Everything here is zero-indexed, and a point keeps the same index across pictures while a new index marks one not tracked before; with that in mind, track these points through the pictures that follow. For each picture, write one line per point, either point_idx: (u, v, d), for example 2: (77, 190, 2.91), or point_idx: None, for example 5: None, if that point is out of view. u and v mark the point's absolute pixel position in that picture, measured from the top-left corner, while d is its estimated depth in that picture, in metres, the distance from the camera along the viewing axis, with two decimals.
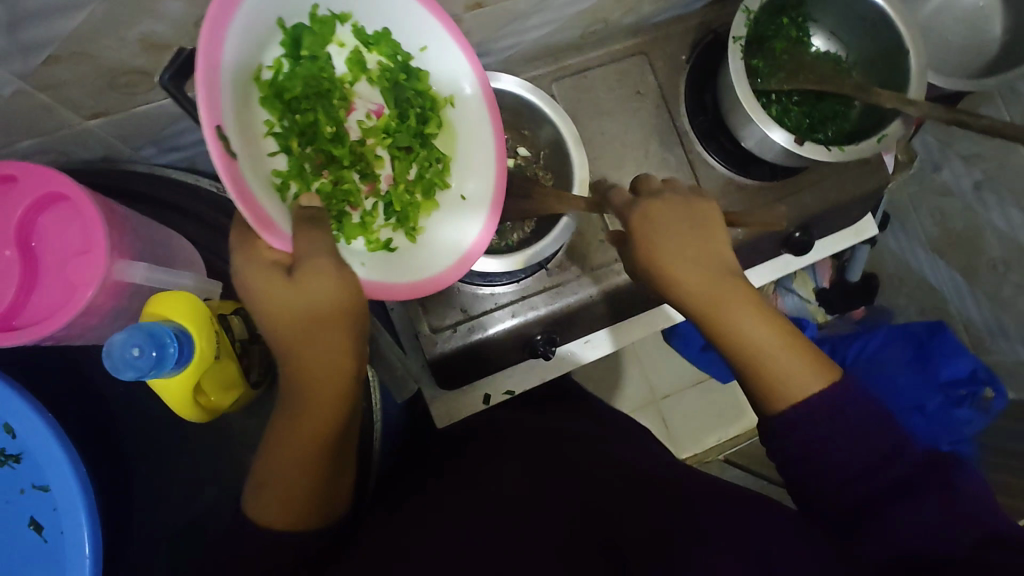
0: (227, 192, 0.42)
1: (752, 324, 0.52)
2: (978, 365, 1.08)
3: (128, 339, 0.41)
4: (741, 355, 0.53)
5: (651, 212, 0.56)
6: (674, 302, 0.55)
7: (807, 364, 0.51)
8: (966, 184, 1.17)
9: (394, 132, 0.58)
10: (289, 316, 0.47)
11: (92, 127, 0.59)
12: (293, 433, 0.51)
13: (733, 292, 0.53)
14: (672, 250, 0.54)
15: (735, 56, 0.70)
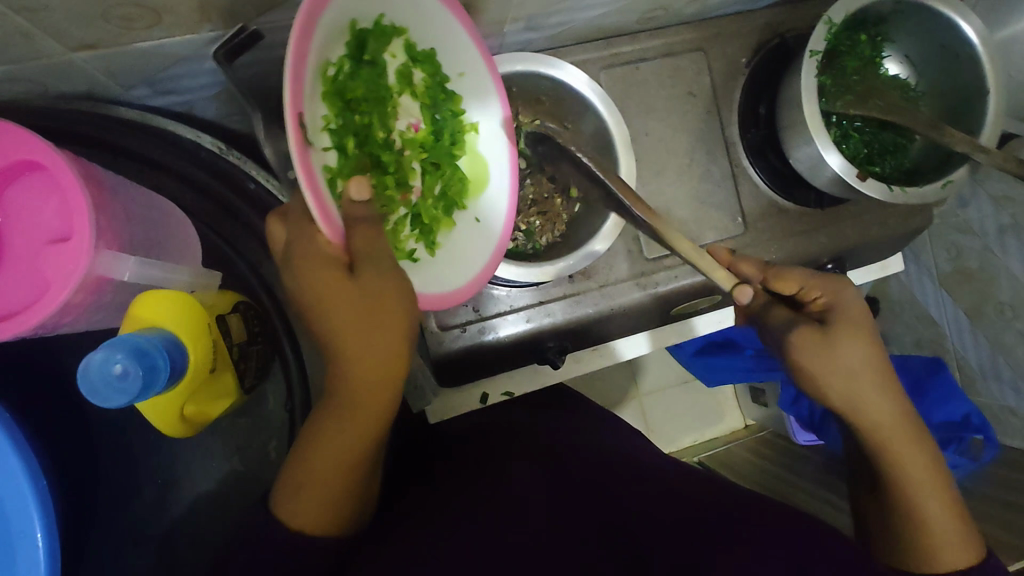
0: (298, 171, 0.39)
1: (932, 473, 0.52)
2: (972, 410, 1.02)
3: (110, 354, 0.36)
4: (923, 499, 0.51)
5: (857, 312, 0.53)
6: (866, 406, 0.51)
7: (965, 533, 0.51)
8: (990, 227, 1.00)
9: (429, 149, 0.54)
10: (354, 309, 0.43)
11: (77, 59, 0.48)
12: (335, 435, 0.46)
13: (909, 426, 0.52)
14: (863, 367, 0.51)
15: (809, 72, 0.64)
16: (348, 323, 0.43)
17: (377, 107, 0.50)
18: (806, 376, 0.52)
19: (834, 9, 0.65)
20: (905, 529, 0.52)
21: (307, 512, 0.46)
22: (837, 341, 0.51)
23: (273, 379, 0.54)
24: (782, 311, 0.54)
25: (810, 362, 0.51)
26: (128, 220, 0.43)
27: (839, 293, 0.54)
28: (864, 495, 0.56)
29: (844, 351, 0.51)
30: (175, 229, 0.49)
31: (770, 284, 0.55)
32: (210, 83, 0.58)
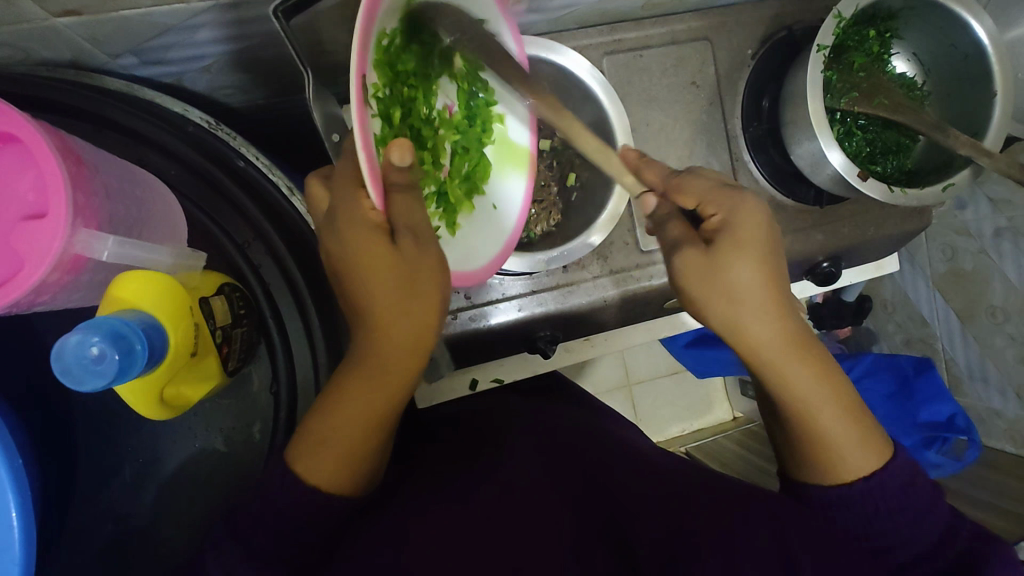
0: (358, 137, 0.38)
1: (823, 383, 0.48)
2: (959, 412, 1.03)
3: (87, 337, 0.35)
4: (815, 414, 0.48)
5: (749, 224, 0.46)
6: (746, 326, 0.47)
7: (862, 440, 0.48)
8: (986, 230, 0.99)
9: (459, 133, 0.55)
10: (394, 277, 0.44)
11: (59, 24, 0.46)
12: (356, 391, 0.46)
13: (794, 337, 0.48)
14: (742, 276, 0.46)
15: (816, 66, 0.63)
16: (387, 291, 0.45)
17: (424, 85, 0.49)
18: (690, 296, 0.49)
19: (844, 3, 0.63)
20: (801, 445, 0.49)
21: (329, 471, 0.45)
22: (721, 261, 0.46)
23: (257, 361, 0.52)
24: (677, 224, 0.50)
25: (690, 277, 0.48)
26: (110, 197, 0.42)
27: (731, 204, 0.47)
28: (767, 409, 0.53)
29: (727, 269, 0.46)
30: (156, 206, 0.48)
31: (671, 196, 0.50)
32: (200, 54, 0.57)
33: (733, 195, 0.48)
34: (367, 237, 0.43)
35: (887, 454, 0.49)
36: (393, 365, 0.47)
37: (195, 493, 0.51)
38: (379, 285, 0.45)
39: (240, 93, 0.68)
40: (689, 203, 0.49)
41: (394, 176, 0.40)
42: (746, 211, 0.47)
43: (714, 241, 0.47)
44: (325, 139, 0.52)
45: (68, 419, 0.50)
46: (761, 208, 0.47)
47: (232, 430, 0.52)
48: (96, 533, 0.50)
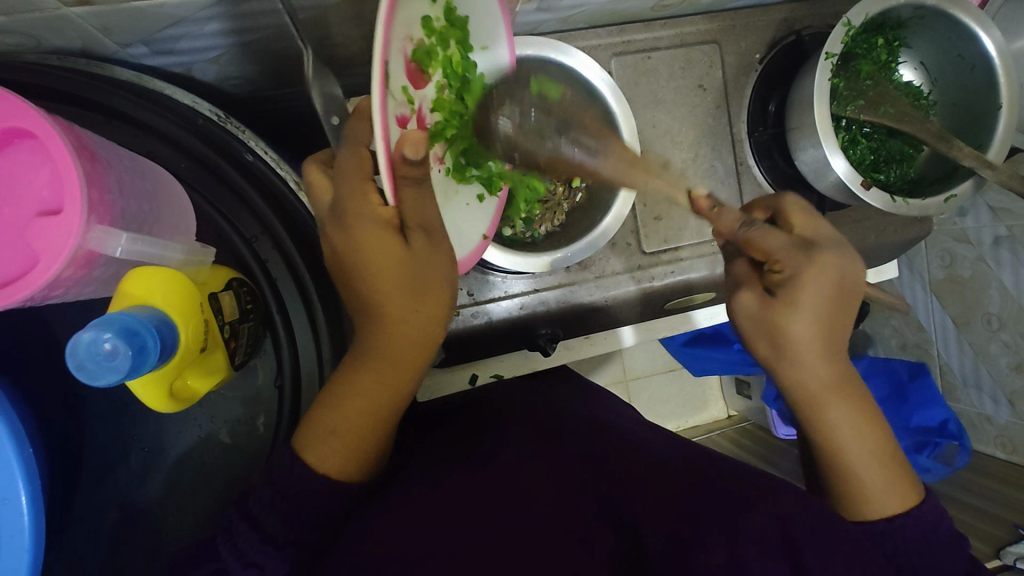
0: (378, 125, 0.36)
1: (863, 426, 0.50)
2: (951, 417, 1.04)
3: (99, 334, 0.35)
4: (845, 455, 0.49)
5: (813, 286, 0.47)
6: (788, 371, 0.50)
7: (897, 485, 0.49)
8: (986, 238, 1.00)
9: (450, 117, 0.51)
10: (405, 279, 0.44)
11: (71, 14, 0.46)
12: (363, 384, 0.47)
13: (843, 384, 0.50)
14: (807, 325, 0.48)
15: (823, 73, 0.63)
16: (392, 292, 0.44)
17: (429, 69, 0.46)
18: (743, 335, 0.52)
19: (854, 11, 0.63)
20: (832, 479, 0.51)
21: (338, 465, 0.47)
22: (778, 313, 0.48)
23: (263, 354, 0.53)
24: (747, 264, 0.53)
25: (747, 321, 0.51)
26: (122, 192, 0.42)
27: (802, 261, 0.48)
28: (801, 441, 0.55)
29: (787, 319, 0.48)
30: (169, 199, 0.48)
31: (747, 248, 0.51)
32: (208, 45, 0.57)
33: (808, 255, 0.48)
34: (378, 237, 0.42)
35: (916, 500, 0.49)
36: (403, 361, 0.47)
37: (198, 484, 0.52)
38: (387, 285, 0.44)
39: (248, 85, 0.68)
40: (761, 254, 0.50)
41: (407, 170, 0.38)
42: (821, 264, 0.48)
43: (777, 294, 0.49)
44: (325, 121, 0.53)
45: (75, 406, 0.51)
46: (834, 267, 0.48)
47: (236, 421, 0.53)
48: (100, 519, 0.51)
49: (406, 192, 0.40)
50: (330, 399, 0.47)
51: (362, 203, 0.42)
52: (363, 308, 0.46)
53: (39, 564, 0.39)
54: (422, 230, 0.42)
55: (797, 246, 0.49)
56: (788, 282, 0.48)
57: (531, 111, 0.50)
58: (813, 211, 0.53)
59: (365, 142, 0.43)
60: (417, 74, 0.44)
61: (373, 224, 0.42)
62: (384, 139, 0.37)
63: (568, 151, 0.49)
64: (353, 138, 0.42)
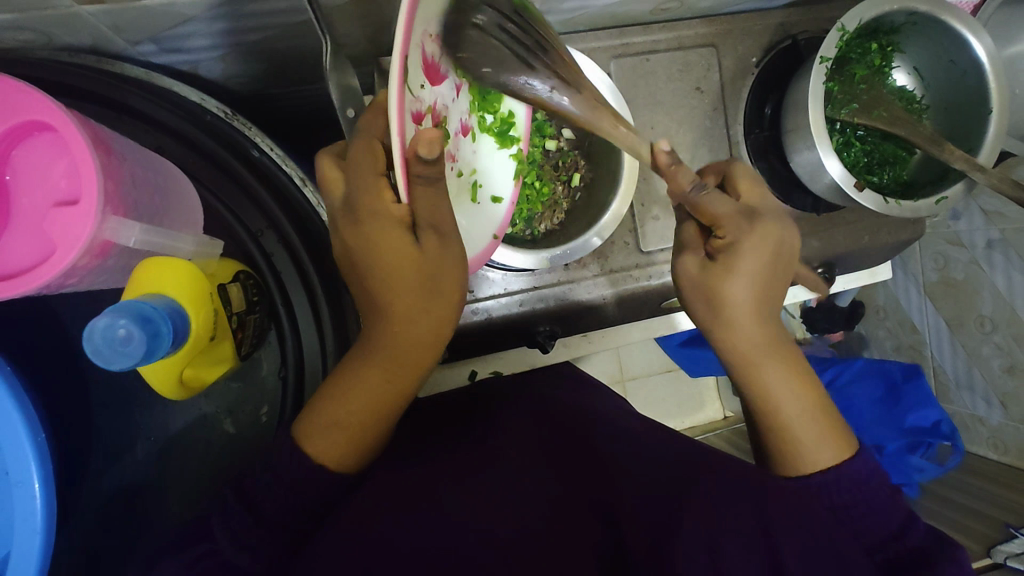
0: (395, 120, 0.37)
1: (793, 382, 0.54)
2: (943, 418, 1.06)
3: (114, 320, 0.36)
4: (777, 409, 0.54)
5: (750, 251, 0.51)
6: (724, 333, 0.54)
7: (830, 438, 0.53)
8: (978, 240, 1.02)
9: (461, 114, 0.52)
10: (416, 277, 0.45)
11: (83, 12, 0.47)
12: (361, 382, 0.48)
13: (775, 348, 0.54)
14: (742, 284, 0.52)
15: (818, 77, 0.65)
16: (403, 288, 0.46)
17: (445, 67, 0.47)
18: (684, 297, 0.57)
19: (848, 16, 0.65)
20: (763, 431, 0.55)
21: (336, 459, 0.48)
22: (715, 280, 0.53)
23: (268, 346, 0.54)
24: (692, 228, 0.57)
25: (687, 286, 0.55)
26: (136, 184, 0.43)
27: (742, 228, 0.52)
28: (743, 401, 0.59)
29: (725, 284, 0.52)
30: (180, 192, 0.50)
31: (695, 210, 0.54)
32: (216, 44, 0.58)
33: (750, 221, 0.52)
34: (391, 235, 0.43)
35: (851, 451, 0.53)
36: (407, 361, 0.49)
37: (202, 473, 0.53)
38: (397, 278, 0.45)
39: (253, 83, 0.69)
40: (707, 218, 0.54)
41: (419, 168, 0.39)
42: (760, 231, 0.51)
43: (717, 259, 0.53)
44: (340, 112, 0.56)
45: (84, 395, 0.52)
46: (772, 236, 0.52)
47: (241, 413, 0.54)
48: (107, 505, 0.52)
49: (418, 190, 0.41)
50: (333, 394, 0.48)
51: (375, 200, 0.43)
52: (371, 299, 0.48)
53: (51, 546, 0.40)
54: (434, 229, 0.44)
55: (739, 211, 0.53)
56: (728, 245, 0.52)
57: (510, 25, 0.49)
58: (759, 181, 0.58)
59: (379, 136, 0.44)
60: (432, 70, 0.45)
61: (383, 221, 0.43)
62: (399, 133, 0.38)
63: (531, 86, 0.50)
64: (367, 132, 0.44)
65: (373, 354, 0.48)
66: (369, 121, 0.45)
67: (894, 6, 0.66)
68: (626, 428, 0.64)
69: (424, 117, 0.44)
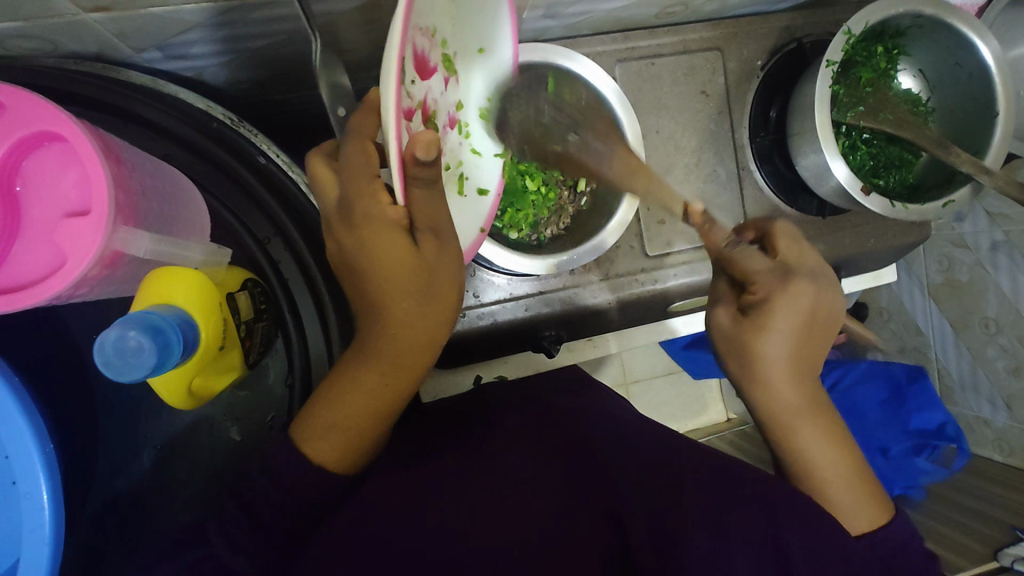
0: (392, 122, 0.36)
1: (833, 444, 0.54)
2: (948, 420, 1.06)
3: (125, 331, 0.36)
4: (810, 469, 0.54)
5: (785, 308, 0.53)
6: (761, 393, 0.54)
7: (872, 502, 0.53)
8: (984, 242, 1.02)
9: (447, 106, 0.52)
10: (413, 281, 0.45)
11: (89, 19, 0.47)
12: (358, 386, 0.48)
13: (811, 410, 0.54)
14: (780, 342, 0.53)
15: (823, 81, 0.65)
16: (398, 291, 0.45)
17: (433, 60, 0.46)
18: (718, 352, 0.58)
19: (854, 19, 0.64)
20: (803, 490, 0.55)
21: (334, 460, 0.49)
22: (748, 336, 0.54)
23: (275, 353, 0.54)
24: (725, 283, 0.59)
25: (722, 341, 0.56)
26: (145, 193, 0.43)
27: (776, 287, 0.54)
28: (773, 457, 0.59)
29: (759, 342, 0.53)
30: (187, 200, 0.49)
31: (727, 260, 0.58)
32: (222, 50, 0.58)
33: (784, 281, 0.54)
34: (387, 238, 0.43)
35: (889, 515, 0.53)
36: (404, 365, 0.49)
37: (208, 480, 0.53)
38: (403, 287, 0.45)
39: (259, 89, 0.69)
40: (743, 272, 0.57)
41: (418, 171, 0.39)
42: (798, 292, 0.53)
43: (750, 315, 0.55)
44: (331, 114, 0.54)
45: (91, 402, 0.52)
46: (807, 295, 0.53)
47: (247, 420, 0.53)
48: (114, 512, 0.52)
49: (416, 192, 0.40)
50: (329, 399, 0.48)
51: (370, 202, 0.42)
52: (375, 308, 0.47)
53: (60, 555, 0.40)
54: (431, 230, 0.44)
55: (774, 269, 0.56)
56: (763, 304, 0.54)
57: (546, 105, 0.61)
58: (800, 238, 0.59)
59: (370, 136, 0.43)
60: (422, 66, 0.44)
61: (381, 225, 0.42)
62: (397, 136, 0.37)
63: (569, 144, 0.60)
64: (358, 132, 0.43)
65: (369, 361, 0.48)
66: (360, 120, 0.43)
67: (899, 9, 0.65)
68: (631, 432, 0.63)
69: (415, 116, 0.44)
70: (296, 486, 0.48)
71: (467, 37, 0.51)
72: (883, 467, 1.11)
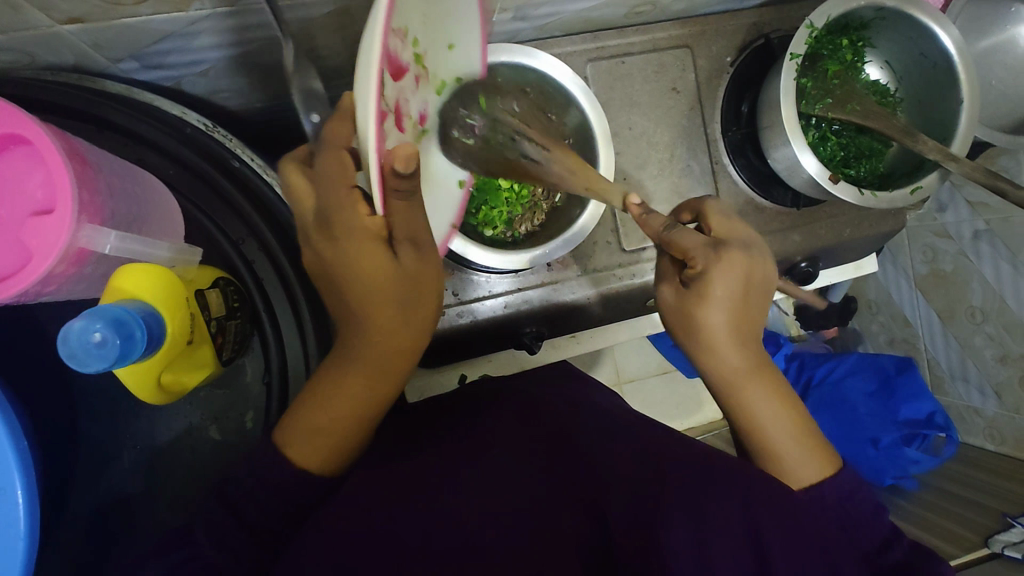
0: (373, 134, 0.36)
1: (775, 401, 0.57)
2: (937, 409, 1.06)
3: (90, 323, 0.37)
4: (759, 432, 0.57)
5: (722, 279, 0.53)
6: (705, 359, 0.57)
7: (815, 453, 0.56)
8: (965, 232, 1.03)
9: (422, 104, 0.49)
10: (393, 290, 0.46)
11: (65, 31, 0.49)
12: (344, 392, 0.50)
13: (753, 370, 0.57)
14: (720, 309, 0.54)
15: (788, 74, 0.66)
16: (374, 294, 0.46)
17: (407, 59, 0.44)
18: (667, 325, 0.59)
19: (816, 13, 0.66)
20: (751, 449, 0.58)
21: (322, 462, 0.51)
22: (689, 306, 0.55)
23: (252, 352, 0.55)
24: (669, 259, 0.59)
25: (667, 309, 0.58)
26: (113, 195, 0.44)
27: (712, 259, 0.53)
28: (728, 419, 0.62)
29: (699, 311, 0.55)
30: (157, 200, 0.51)
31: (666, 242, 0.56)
32: (197, 59, 0.59)
33: (717, 251, 0.54)
34: (367, 250, 0.44)
35: (833, 467, 0.56)
36: (387, 368, 0.51)
37: (189, 478, 0.54)
38: (377, 298, 0.47)
39: (237, 97, 0.70)
40: (680, 252, 0.55)
41: (398, 184, 0.38)
42: (732, 257, 0.54)
43: (690, 287, 0.55)
44: (306, 121, 0.57)
45: (71, 404, 0.53)
46: (740, 265, 0.54)
47: (225, 419, 0.54)
48: (95, 513, 0.53)
49: (395, 204, 0.41)
50: (318, 402, 0.50)
51: (349, 215, 0.43)
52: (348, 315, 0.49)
53: (36, 551, 0.41)
54: (410, 242, 0.45)
55: (711, 243, 0.54)
56: (704, 276, 0.54)
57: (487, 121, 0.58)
58: (731, 212, 0.60)
59: (347, 144, 0.43)
60: (395, 68, 0.42)
61: (360, 236, 0.43)
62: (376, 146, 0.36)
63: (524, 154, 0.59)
64: (334, 141, 0.42)
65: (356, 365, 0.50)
66: (335, 128, 0.42)
67: (860, 2, 0.67)
68: (614, 421, 0.64)
69: (390, 122, 0.42)
70: (273, 482, 0.48)
71: (439, 30, 0.48)
72: (874, 458, 1.11)
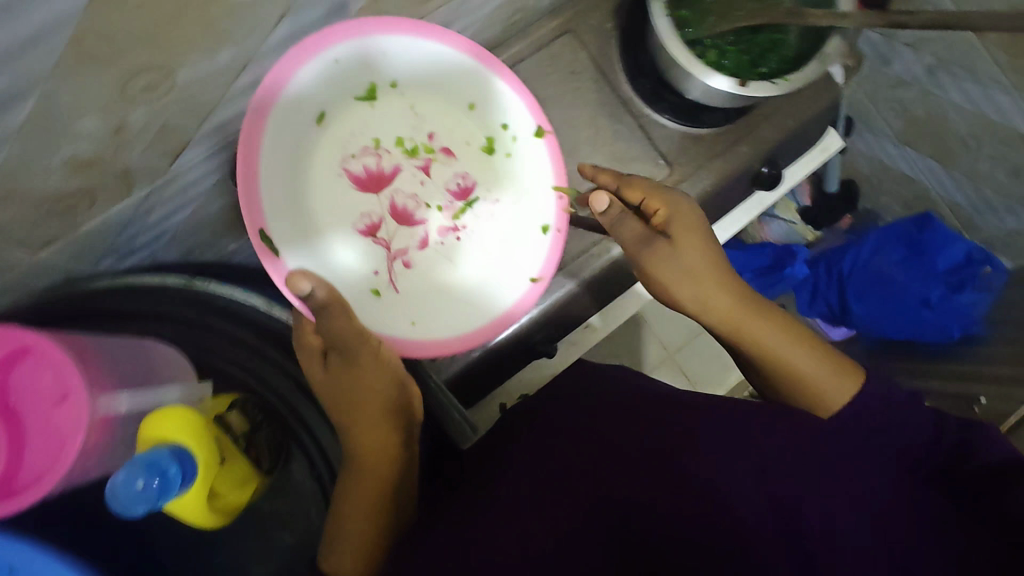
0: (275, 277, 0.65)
1: (784, 331, 0.58)
2: (972, 248, 1.07)
3: (132, 477, 0.41)
4: (780, 360, 0.58)
5: (684, 212, 0.60)
6: (708, 298, 0.58)
7: (838, 370, 0.57)
8: (919, 71, 1.00)
9: (449, 177, 0.73)
10: (342, 391, 0.58)
11: (45, 257, 0.56)
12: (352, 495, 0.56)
13: (754, 307, 0.59)
14: (699, 244, 0.59)
15: (659, 14, 0.71)
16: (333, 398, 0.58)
17: (388, 164, 0.72)
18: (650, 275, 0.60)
19: None
20: (784, 386, 0.58)
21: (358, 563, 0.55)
22: (675, 244, 0.59)
23: (295, 459, 0.61)
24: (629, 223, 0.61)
25: (647, 259, 0.60)
26: (116, 362, 0.50)
27: (664, 199, 0.60)
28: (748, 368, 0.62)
29: (683, 250, 0.58)
30: (163, 358, 0.58)
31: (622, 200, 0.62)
32: (161, 232, 0.66)
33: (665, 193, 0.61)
34: (311, 362, 0.58)
35: (860, 376, 0.57)
36: (380, 457, 0.57)
37: None
38: (341, 403, 0.58)
39: (210, 249, 0.77)
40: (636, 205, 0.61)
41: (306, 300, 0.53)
42: (677, 200, 0.61)
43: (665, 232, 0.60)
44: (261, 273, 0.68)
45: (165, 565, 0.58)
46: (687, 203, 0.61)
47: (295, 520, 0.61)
48: None
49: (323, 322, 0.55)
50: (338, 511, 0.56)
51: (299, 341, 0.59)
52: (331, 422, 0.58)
53: None
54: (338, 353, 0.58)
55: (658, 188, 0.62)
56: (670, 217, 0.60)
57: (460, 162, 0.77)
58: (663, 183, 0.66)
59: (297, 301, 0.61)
60: (374, 175, 0.71)
61: (309, 354, 0.58)
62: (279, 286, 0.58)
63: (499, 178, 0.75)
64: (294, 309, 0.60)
65: (361, 461, 0.57)
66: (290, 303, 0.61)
67: None
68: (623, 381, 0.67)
69: (384, 222, 0.71)
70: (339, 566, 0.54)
71: (450, 112, 0.73)
72: (933, 319, 1.06)
